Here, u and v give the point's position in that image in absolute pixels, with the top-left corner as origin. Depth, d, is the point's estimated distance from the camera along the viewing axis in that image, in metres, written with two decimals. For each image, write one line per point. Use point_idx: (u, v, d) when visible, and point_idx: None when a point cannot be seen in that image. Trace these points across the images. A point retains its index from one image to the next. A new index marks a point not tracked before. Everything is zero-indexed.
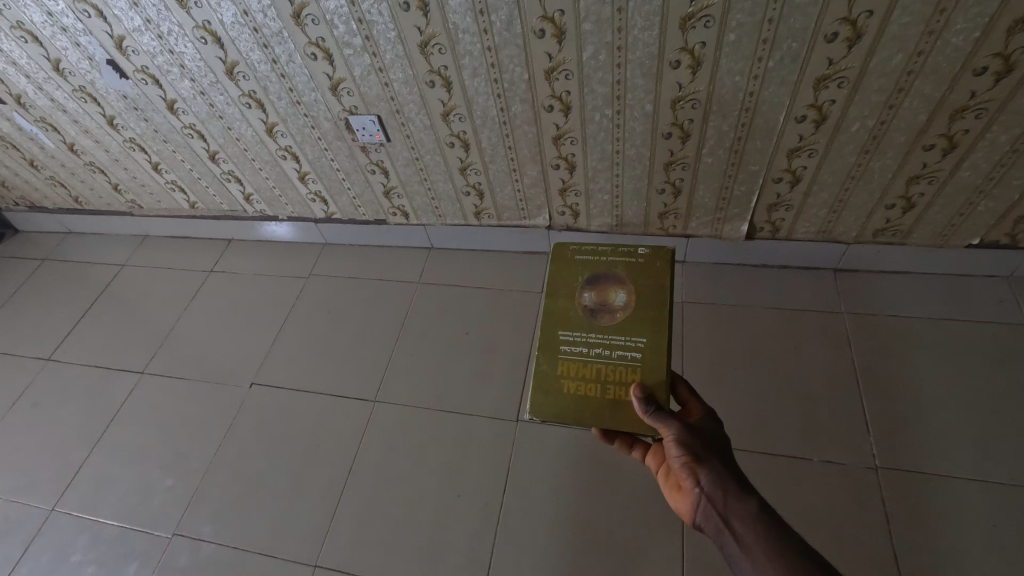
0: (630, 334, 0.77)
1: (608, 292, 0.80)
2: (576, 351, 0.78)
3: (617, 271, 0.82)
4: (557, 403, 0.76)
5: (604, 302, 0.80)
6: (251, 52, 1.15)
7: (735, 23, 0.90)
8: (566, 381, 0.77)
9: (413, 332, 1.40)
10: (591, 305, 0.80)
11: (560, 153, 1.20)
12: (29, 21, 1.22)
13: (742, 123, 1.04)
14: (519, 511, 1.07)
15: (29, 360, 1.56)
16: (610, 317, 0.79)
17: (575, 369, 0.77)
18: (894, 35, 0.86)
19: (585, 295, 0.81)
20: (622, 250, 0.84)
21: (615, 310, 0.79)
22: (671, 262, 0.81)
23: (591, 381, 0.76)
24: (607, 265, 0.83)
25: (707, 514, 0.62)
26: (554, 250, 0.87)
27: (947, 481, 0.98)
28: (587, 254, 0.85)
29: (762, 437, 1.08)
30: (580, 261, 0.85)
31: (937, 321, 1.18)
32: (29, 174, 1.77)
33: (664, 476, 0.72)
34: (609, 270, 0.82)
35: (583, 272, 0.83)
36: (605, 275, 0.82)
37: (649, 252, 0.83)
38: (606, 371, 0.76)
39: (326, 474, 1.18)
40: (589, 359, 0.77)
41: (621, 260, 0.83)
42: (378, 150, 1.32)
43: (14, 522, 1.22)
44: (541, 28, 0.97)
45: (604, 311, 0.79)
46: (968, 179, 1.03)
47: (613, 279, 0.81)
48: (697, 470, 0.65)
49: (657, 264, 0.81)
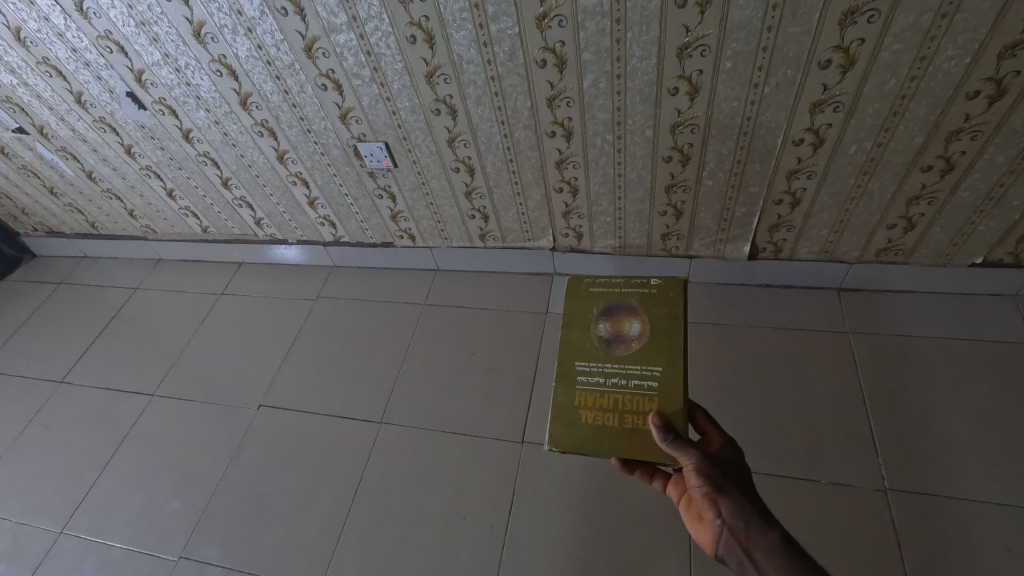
0: (646, 363, 0.78)
1: (623, 323, 0.82)
2: (593, 381, 0.79)
3: (631, 302, 0.84)
4: (575, 433, 0.76)
5: (618, 332, 0.81)
6: (264, 84, 1.20)
7: (731, 52, 0.93)
8: (583, 411, 0.77)
9: (419, 353, 1.42)
10: (606, 336, 0.82)
11: (563, 177, 1.22)
12: (53, 57, 1.28)
13: (740, 147, 1.07)
14: (525, 534, 1.06)
15: (42, 383, 1.59)
16: (625, 347, 0.80)
17: (592, 399, 0.78)
18: (886, 62, 0.88)
19: (600, 325, 0.83)
20: (634, 281, 0.86)
21: (630, 340, 0.80)
22: (683, 292, 0.82)
23: (609, 411, 0.76)
24: (620, 297, 0.85)
25: (730, 547, 0.62)
26: (569, 284, 0.89)
27: (958, 502, 0.96)
28: (601, 286, 0.87)
29: (772, 458, 1.07)
30: (594, 293, 0.86)
31: (944, 341, 1.18)
32: (48, 201, 1.83)
33: (685, 507, 0.71)
34: (623, 301, 0.84)
35: (598, 304, 0.85)
36: (618, 306, 0.84)
37: (661, 283, 0.84)
38: (623, 400, 0.76)
39: (332, 496, 1.19)
40: (606, 389, 0.78)
41: (633, 292, 0.85)
42: (385, 175, 1.35)
43: (24, 544, 1.23)
44: (543, 58, 1.01)
45: (619, 341, 0.80)
46: (967, 200, 1.04)
47: (627, 309, 0.83)
48: (718, 501, 0.64)
49: (669, 294, 0.83)
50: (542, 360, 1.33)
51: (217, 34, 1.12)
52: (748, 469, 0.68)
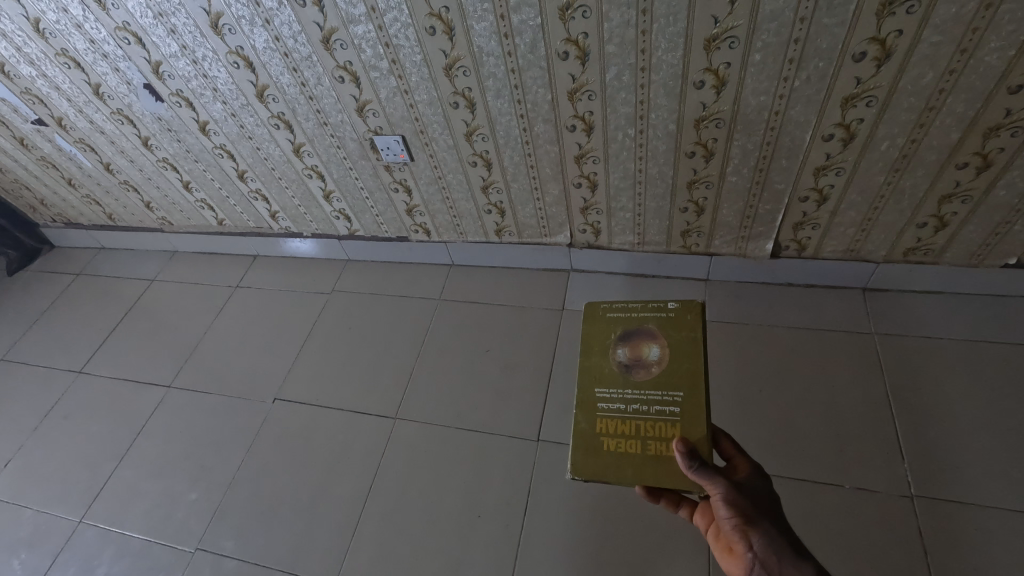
0: (667, 389, 0.75)
1: (641, 347, 0.79)
2: (613, 408, 0.76)
3: (649, 325, 0.81)
4: (597, 462, 0.73)
5: (638, 357, 0.78)
6: (281, 76, 1.18)
7: (761, 44, 0.90)
8: (604, 439, 0.74)
9: (434, 348, 1.41)
10: (625, 361, 0.79)
11: (582, 172, 1.20)
12: (72, 48, 1.28)
13: (767, 142, 1.04)
14: (540, 533, 1.05)
15: (61, 373, 1.61)
16: (645, 372, 0.77)
17: (613, 425, 0.75)
18: (925, 54, 0.85)
19: (618, 351, 0.80)
20: (651, 305, 0.83)
21: (650, 365, 0.77)
22: (702, 315, 0.79)
23: (630, 438, 0.73)
24: (638, 321, 0.82)
25: None
26: (585, 309, 0.87)
27: (987, 511, 0.94)
28: (618, 311, 0.84)
29: (792, 461, 1.05)
30: (612, 318, 0.84)
31: (972, 343, 1.14)
32: (66, 192, 1.84)
33: (714, 536, 0.70)
34: (641, 326, 0.81)
35: (615, 329, 0.82)
36: (637, 330, 0.81)
37: (679, 306, 0.81)
38: (644, 427, 0.73)
39: (347, 491, 1.18)
40: (627, 415, 0.75)
41: (651, 315, 0.82)
42: (402, 169, 1.34)
43: (44, 532, 1.24)
44: (565, 50, 0.98)
45: (638, 366, 0.78)
46: (1003, 198, 1.00)
47: (645, 333, 0.80)
48: (748, 532, 0.62)
49: (688, 316, 0.80)
50: (558, 357, 1.31)
51: (234, 26, 1.11)
52: (777, 498, 0.66)
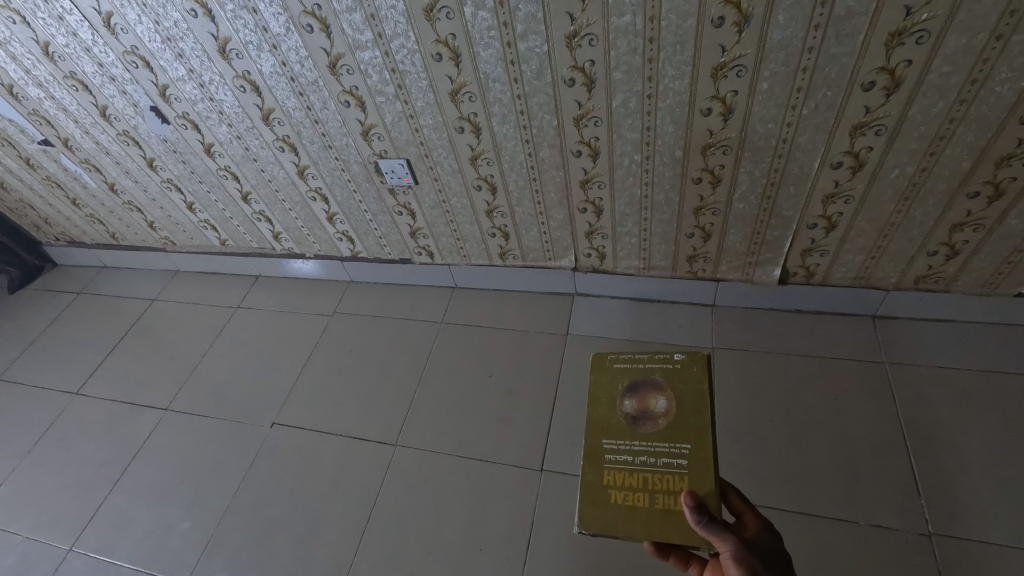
0: (674, 441, 0.72)
1: (648, 399, 0.76)
2: (621, 459, 0.73)
3: (656, 377, 0.78)
4: (605, 514, 0.70)
5: (644, 409, 0.76)
6: (287, 100, 1.19)
7: (769, 72, 0.89)
8: (612, 491, 0.71)
9: (436, 373, 1.38)
10: (632, 413, 0.76)
11: (587, 197, 1.19)
12: (81, 71, 1.29)
13: (774, 169, 1.03)
14: (544, 568, 1.01)
15: (58, 394, 1.58)
16: (652, 425, 0.74)
17: (620, 477, 0.72)
18: (934, 84, 0.84)
19: (625, 402, 0.77)
20: (658, 356, 0.80)
21: (657, 417, 0.74)
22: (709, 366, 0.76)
23: (638, 491, 0.70)
24: (645, 372, 0.79)
25: None
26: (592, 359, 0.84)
27: (1010, 551, 0.90)
28: (625, 362, 0.82)
29: (805, 496, 1.01)
30: (619, 369, 0.81)
31: (987, 374, 1.11)
32: (70, 212, 1.84)
33: None
34: (648, 377, 0.79)
35: (622, 381, 0.80)
36: (644, 382, 0.78)
37: (686, 357, 0.79)
38: (652, 479, 0.70)
39: (345, 521, 1.15)
40: (634, 467, 0.72)
41: (658, 366, 0.79)
42: (406, 192, 1.34)
43: (32, 561, 1.21)
44: (572, 77, 0.98)
45: (646, 418, 0.75)
46: (1016, 227, 0.99)
47: (652, 385, 0.78)
48: None
49: (695, 368, 0.77)
50: (562, 383, 1.29)
51: (242, 51, 1.12)
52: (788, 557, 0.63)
